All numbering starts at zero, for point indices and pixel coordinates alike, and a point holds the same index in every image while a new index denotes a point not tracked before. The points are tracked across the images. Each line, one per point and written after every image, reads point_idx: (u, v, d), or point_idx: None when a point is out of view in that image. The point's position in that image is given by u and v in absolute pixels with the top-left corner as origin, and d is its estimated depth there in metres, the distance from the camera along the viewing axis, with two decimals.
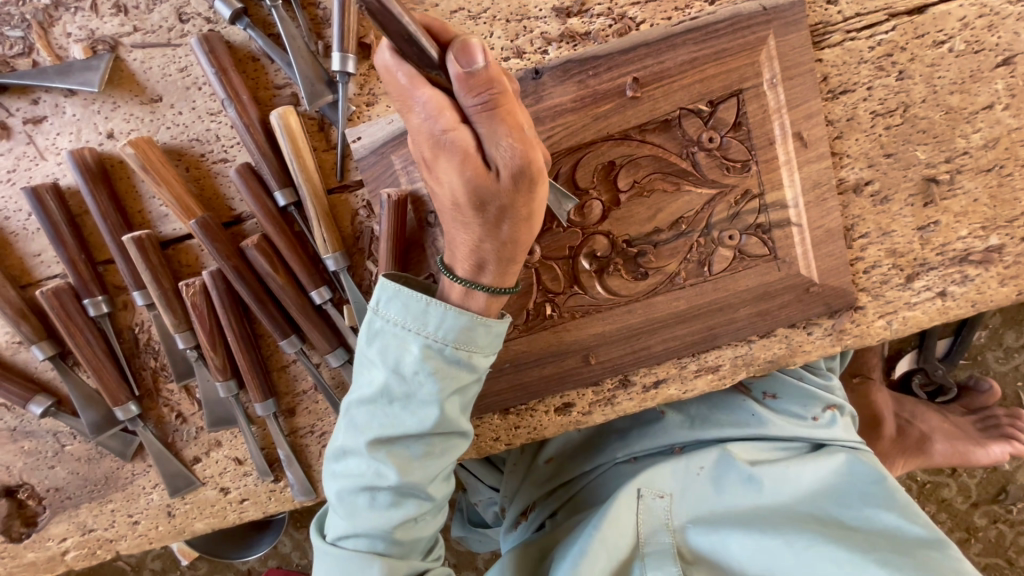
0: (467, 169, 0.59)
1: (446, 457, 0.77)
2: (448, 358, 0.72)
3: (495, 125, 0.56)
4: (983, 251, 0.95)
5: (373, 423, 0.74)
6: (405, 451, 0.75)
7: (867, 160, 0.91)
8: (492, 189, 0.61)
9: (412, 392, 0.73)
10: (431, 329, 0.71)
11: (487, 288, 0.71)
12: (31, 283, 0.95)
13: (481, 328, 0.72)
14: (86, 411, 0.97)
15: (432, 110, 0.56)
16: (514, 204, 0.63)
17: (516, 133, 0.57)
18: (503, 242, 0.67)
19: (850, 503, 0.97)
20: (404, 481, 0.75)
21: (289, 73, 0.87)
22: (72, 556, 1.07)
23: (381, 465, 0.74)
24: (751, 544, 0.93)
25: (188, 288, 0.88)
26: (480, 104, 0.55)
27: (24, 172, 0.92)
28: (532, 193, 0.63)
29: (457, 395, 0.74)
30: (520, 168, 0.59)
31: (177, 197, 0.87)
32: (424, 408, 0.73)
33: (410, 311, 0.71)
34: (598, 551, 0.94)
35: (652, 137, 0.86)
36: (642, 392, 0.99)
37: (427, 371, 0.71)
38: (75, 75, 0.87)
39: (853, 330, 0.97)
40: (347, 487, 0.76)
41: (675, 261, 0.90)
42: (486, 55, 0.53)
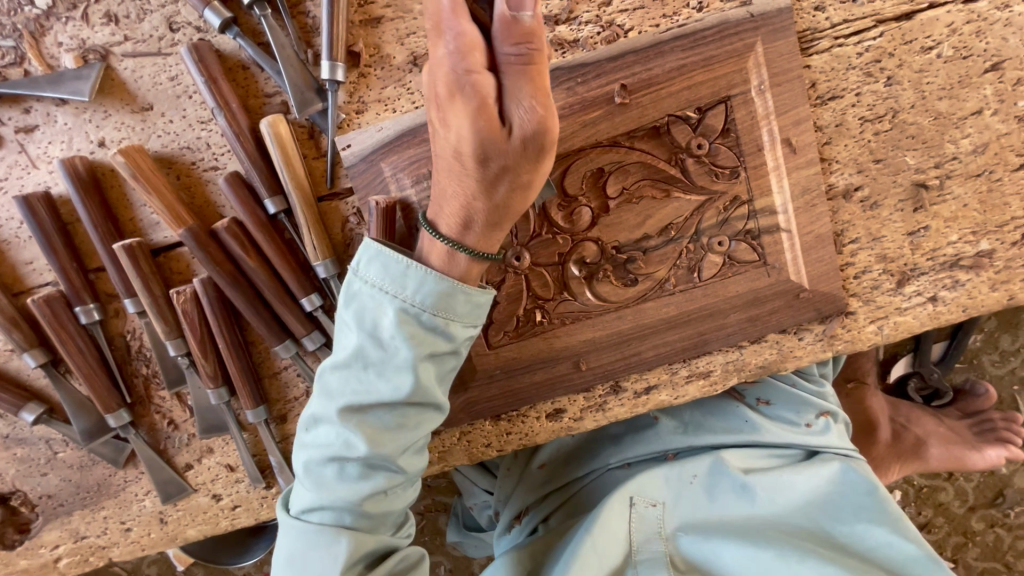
0: (481, 118, 0.58)
1: (419, 429, 0.77)
2: (424, 323, 0.72)
3: (522, 80, 0.57)
4: (973, 256, 0.95)
5: (345, 391, 0.74)
6: (376, 421, 0.75)
7: (856, 166, 0.91)
8: (500, 147, 0.61)
9: (387, 358, 0.72)
10: (409, 293, 0.71)
11: (469, 250, 0.71)
12: (23, 291, 0.95)
13: (459, 295, 0.72)
14: (78, 418, 0.97)
15: (462, 49, 0.56)
16: (517, 166, 0.63)
17: (538, 91, 0.58)
18: (494, 204, 0.68)
19: (843, 517, 0.98)
20: (374, 452, 0.74)
21: (279, 82, 0.88)
22: (65, 564, 1.07)
23: (350, 435, 0.74)
24: (745, 556, 0.93)
25: (179, 295, 0.89)
26: (515, 53, 0.55)
27: (16, 181, 0.92)
28: (536, 162, 0.64)
29: (432, 363, 0.74)
30: (534, 134, 0.60)
31: (168, 207, 0.87)
32: (399, 374, 0.73)
33: (389, 274, 0.72)
34: (590, 557, 0.94)
35: (640, 144, 0.86)
36: (633, 398, 0.99)
37: (403, 337, 0.71)
38: (66, 84, 0.88)
39: (844, 335, 0.97)
40: (315, 457, 0.76)
41: (664, 267, 0.90)
42: (536, 7, 0.54)
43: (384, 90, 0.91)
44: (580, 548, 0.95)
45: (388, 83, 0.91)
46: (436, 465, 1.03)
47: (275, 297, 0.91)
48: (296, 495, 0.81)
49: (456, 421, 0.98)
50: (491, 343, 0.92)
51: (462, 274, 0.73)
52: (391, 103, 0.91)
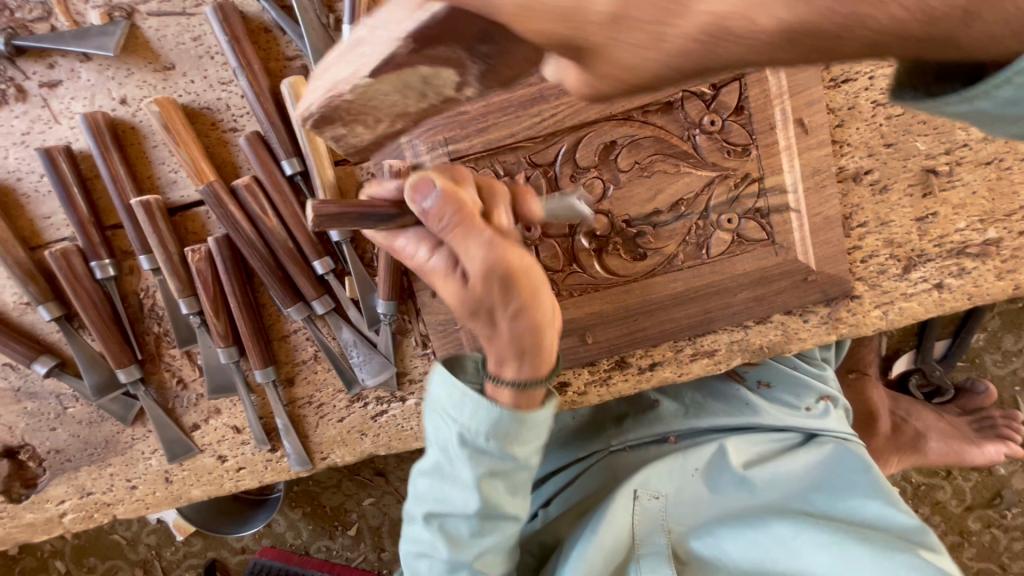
0: (451, 281, 0.62)
1: (498, 534, 0.80)
2: (487, 448, 0.72)
3: (464, 236, 0.59)
4: (980, 244, 0.95)
5: (428, 497, 0.80)
6: (455, 529, 0.79)
7: (867, 149, 0.92)
8: (479, 293, 0.61)
9: (457, 475, 0.76)
10: (468, 420, 0.71)
11: (513, 383, 0.68)
12: (40, 244, 0.97)
13: (518, 422, 0.71)
14: (89, 373, 0.99)
15: (413, 245, 0.63)
16: (524, 304, 0.63)
17: (482, 239, 0.59)
18: (516, 338, 0.65)
19: (838, 494, 0.99)
20: (455, 556, 0.79)
21: (301, 45, 0.89)
22: (70, 519, 1.08)
23: (434, 539, 0.80)
24: (745, 543, 0.95)
25: (194, 253, 0.91)
26: (445, 225, 0.58)
27: (38, 136, 0.93)
28: (520, 287, 0.62)
29: (498, 479, 0.75)
30: (494, 265, 0.59)
31: (192, 159, 0.89)
32: (468, 492, 0.76)
33: (454, 402, 0.72)
34: (595, 559, 0.93)
35: (654, 118, 0.88)
36: (637, 374, 1.00)
37: (468, 460, 0.73)
38: (90, 39, 0.89)
39: (848, 319, 0.98)
40: (408, 551, 0.84)
41: (673, 243, 0.92)
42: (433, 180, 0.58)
43: None
44: (587, 550, 0.94)
45: None
46: None
47: (288, 259, 0.92)
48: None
49: None
50: None
51: (514, 402, 0.70)
52: None
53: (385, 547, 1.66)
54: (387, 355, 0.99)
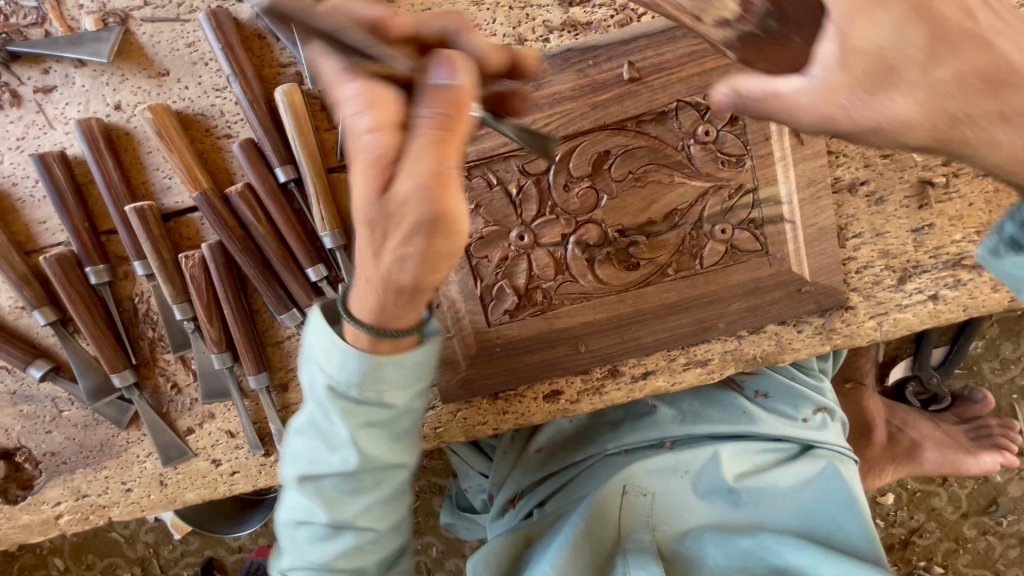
0: (374, 176, 0.52)
1: (381, 487, 0.77)
2: (357, 398, 0.70)
3: (419, 144, 0.49)
4: (976, 256, 0.95)
5: (303, 457, 0.77)
6: (331, 487, 0.76)
7: (863, 160, 0.92)
8: (396, 214, 0.52)
9: (333, 430, 0.73)
10: (335, 370, 0.69)
11: (371, 329, 0.66)
12: (35, 249, 0.97)
13: (384, 367, 0.68)
14: (84, 377, 0.99)
15: (360, 104, 0.51)
16: (431, 250, 0.54)
17: (426, 150, 0.49)
18: (397, 284, 0.58)
19: (823, 519, 1.01)
20: (332, 516, 0.77)
21: (295, 53, 0.89)
22: (65, 521, 1.09)
23: (310, 500, 0.77)
24: (728, 547, 0.98)
25: (187, 259, 0.91)
26: (417, 119, 0.50)
27: (32, 141, 0.94)
28: (439, 235, 0.54)
29: (374, 428, 0.73)
30: (431, 203, 0.51)
31: (186, 166, 0.89)
32: (343, 446, 0.73)
33: (320, 348, 0.70)
34: (580, 539, 0.99)
35: (649, 128, 0.87)
36: (630, 382, 1.00)
37: (338, 410, 0.71)
38: (85, 46, 0.89)
39: (843, 330, 0.98)
40: (287, 523, 0.81)
41: (666, 253, 0.91)
42: (452, 76, 0.50)
43: None
44: (573, 531, 1.00)
45: None
46: (431, 441, 1.04)
47: (281, 266, 0.92)
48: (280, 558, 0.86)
49: (454, 398, 0.99)
50: (490, 321, 0.94)
51: (371, 348, 0.68)
52: None
53: None
54: None
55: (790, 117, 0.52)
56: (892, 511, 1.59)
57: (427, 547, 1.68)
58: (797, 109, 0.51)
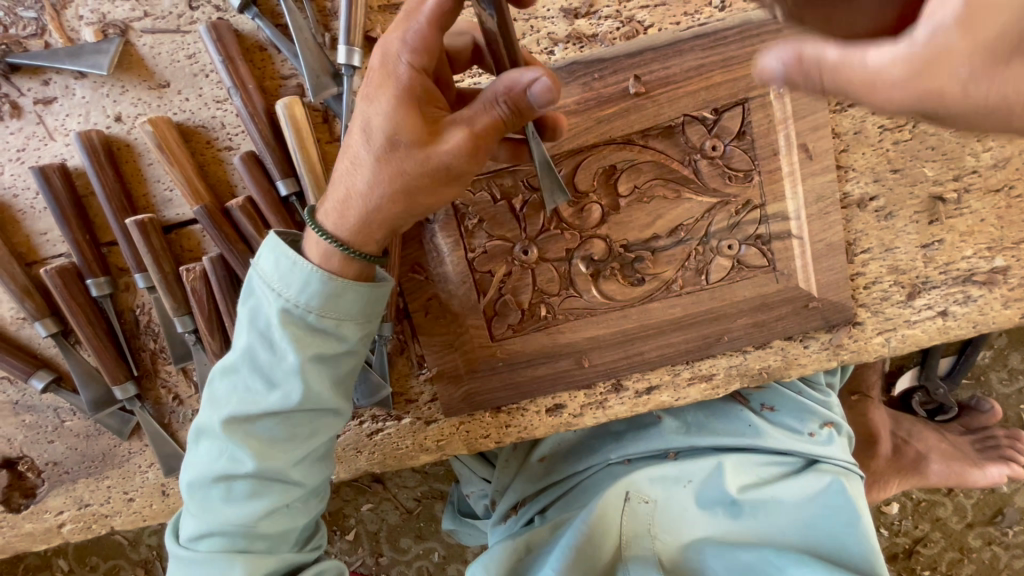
0: (401, 109, 0.62)
1: (313, 436, 0.78)
2: (312, 325, 0.72)
3: (479, 117, 0.61)
4: (987, 272, 0.93)
5: (234, 397, 0.75)
6: (262, 434, 0.76)
7: (873, 175, 0.90)
8: (403, 145, 0.62)
9: (276, 365, 0.73)
10: (295, 293, 0.71)
11: (343, 247, 0.70)
12: (36, 261, 0.96)
13: (346, 293, 0.72)
14: (86, 388, 0.99)
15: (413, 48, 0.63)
16: (416, 191, 0.65)
17: (477, 125, 0.61)
18: (373, 205, 0.67)
19: (828, 534, 1.01)
20: (261, 466, 0.75)
21: (296, 65, 0.88)
22: (68, 529, 1.10)
23: (236, 449, 0.75)
24: (728, 558, 0.99)
25: (188, 273, 0.90)
26: (494, 102, 0.60)
27: (33, 152, 0.93)
28: (430, 187, 0.65)
29: (322, 364, 0.74)
30: (445, 164, 0.62)
31: (187, 179, 0.88)
32: (287, 383, 0.73)
33: (279, 270, 0.71)
34: (582, 547, 1.00)
35: (655, 143, 0.86)
36: (634, 398, 0.99)
37: (288, 339, 0.71)
38: (85, 57, 0.88)
39: (849, 346, 0.96)
40: (201, 478, 0.77)
41: (672, 269, 0.90)
42: (546, 100, 0.59)
43: None
44: (575, 537, 1.01)
45: None
46: (434, 454, 1.04)
47: None
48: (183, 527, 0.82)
49: (457, 412, 0.98)
50: (493, 335, 0.94)
51: (337, 270, 0.71)
52: None
53: (383, 552, 1.68)
54: (383, 374, 0.97)
55: (869, 93, 0.44)
56: (897, 521, 1.58)
57: (428, 553, 1.68)
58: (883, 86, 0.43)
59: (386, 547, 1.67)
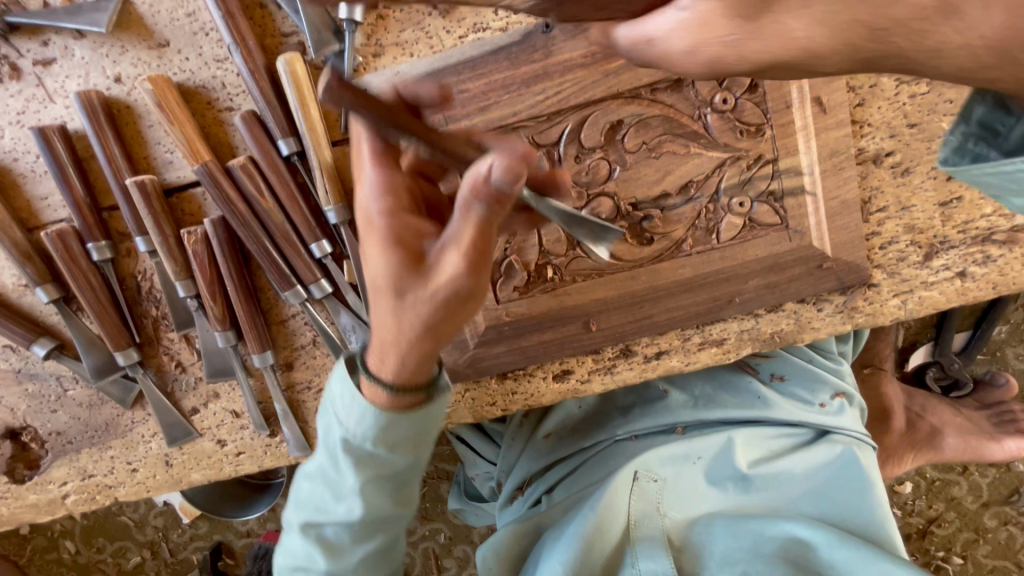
0: (392, 255, 0.60)
1: (383, 537, 0.77)
2: (370, 451, 0.69)
3: (460, 236, 0.56)
4: (1007, 231, 0.91)
5: (308, 505, 0.76)
6: (332, 538, 0.75)
7: (888, 130, 0.87)
8: (412, 285, 0.59)
9: (340, 483, 0.72)
10: (354, 424, 0.68)
11: (389, 387, 0.66)
12: (38, 226, 0.96)
13: (404, 423, 0.68)
14: (88, 355, 0.98)
15: (376, 190, 0.65)
16: (443, 321, 0.62)
17: (465, 243, 0.57)
18: (408, 345, 0.63)
19: (840, 501, 0.98)
20: (332, 566, 0.76)
21: (297, 20, 0.86)
22: (72, 500, 1.09)
23: (309, 551, 0.75)
24: (743, 535, 0.94)
25: (190, 236, 0.89)
26: (463, 208, 0.54)
27: (33, 115, 0.92)
28: (459, 311, 0.61)
29: (383, 481, 0.72)
30: (458, 287, 0.58)
31: (187, 139, 0.87)
32: (350, 498, 0.72)
33: (342, 399, 0.69)
34: (593, 537, 0.95)
35: (663, 96, 0.84)
36: (643, 362, 0.97)
37: (350, 463, 0.70)
38: (83, 15, 0.87)
39: (864, 309, 0.94)
40: (283, 566, 0.79)
41: (682, 227, 0.88)
42: (518, 178, 0.52)
43: (402, 33, 0.88)
44: (585, 527, 0.96)
45: (406, 26, 0.88)
46: (440, 423, 1.02)
47: (284, 242, 0.90)
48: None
49: (463, 377, 0.96)
50: (498, 299, 0.92)
51: (389, 404, 0.67)
52: (409, 47, 0.88)
53: None
54: None
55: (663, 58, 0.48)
56: (910, 501, 1.56)
57: (434, 534, 1.66)
58: (672, 54, 0.48)
59: None
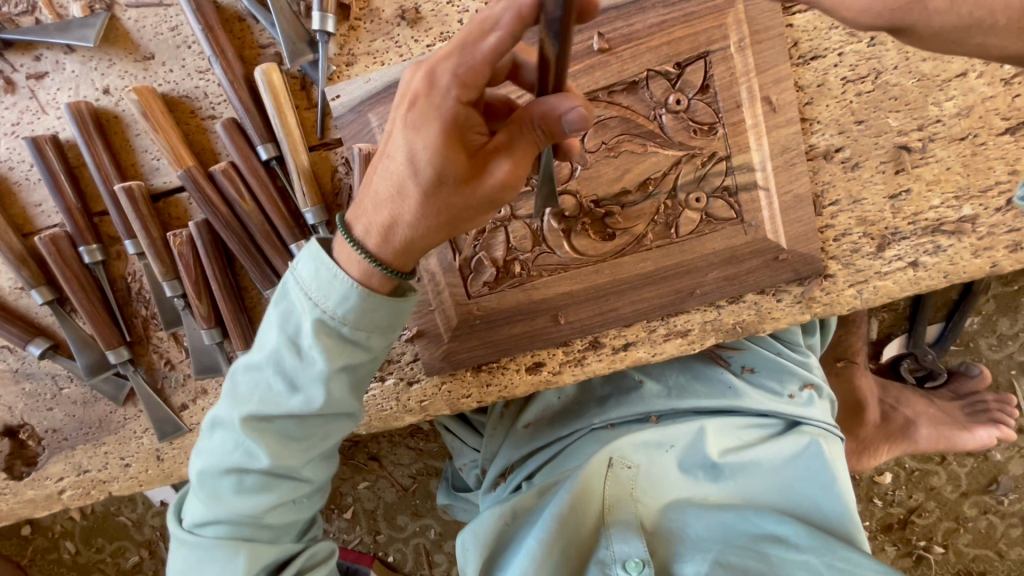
0: (451, 150, 0.62)
1: (326, 439, 0.81)
2: (344, 336, 0.75)
3: (518, 148, 0.64)
4: (956, 222, 0.94)
5: (255, 396, 0.77)
6: (280, 431, 0.78)
7: (837, 126, 0.91)
8: (455, 181, 0.64)
9: (302, 369, 0.75)
10: (331, 304, 0.72)
11: (384, 267, 0.71)
12: (32, 232, 1.01)
13: (377, 310, 0.74)
14: (81, 354, 1.03)
15: (464, 82, 0.60)
16: (460, 217, 0.68)
17: (519, 155, 0.64)
18: (422, 225, 0.68)
19: (806, 496, 1.02)
20: (275, 464, 0.78)
21: (273, 33, 0.91)
22: (68, 495, 1.13)
23: (252, 445, 0.77)
24: (713, 524, 0.98)
25: (175, 237, 0.93)
26: (532, 128, 0.63)
27: (27, 126, 0.97)
28: (479, 209, 0.69)
29: (345, 374, 0.77)
30: (493, 195, 0.66)
31: (171, 146, 0.91)
32: (311, 388, 0.76)
33: (317, 282, 0.73)
34: (566, 515, 0.99)
35: (620, 98, 0.88)
36: (612, 353, 1.01)
37: (319, 348, 0.73)
38: (73, 31, 0.93)
39: (822, 299, 0.98)
40: (214, 467, 0.79)
41: (642, 223, 0.92)
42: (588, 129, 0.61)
43: (373, 43, 0.94)
44: (559, 506, 1.00)
45: (377, 36, 0.93)
46: (418, 415, 1.06)
47: (264, 241, 0.94)
48: (188, 511, 0.84)
49: (438, 370, 1.01)
50: (469, 293, 0.96)
51: (371, 287, 0.73)
52: (380, 56, 0.93)
53: (380, 530, 1.71)
54: None
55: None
56: (890, 491, 1.58)
57: (425, 529, 1.70)
58: None
59: (383, 524, 1.70)
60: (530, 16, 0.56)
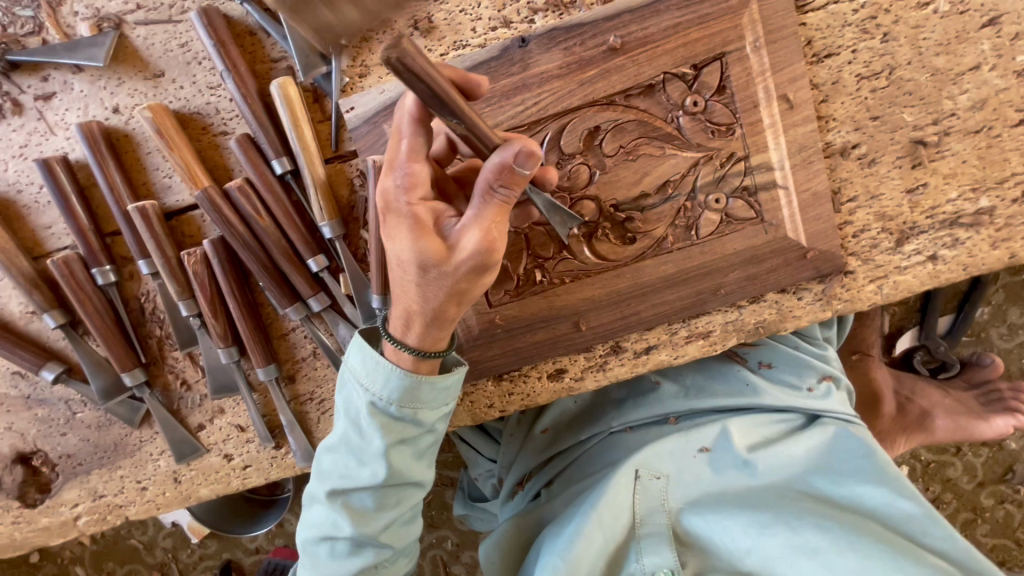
0: (421, 240, 0.64)
1: (401, 506, 0.82)
2: (394, 414, 0.76)
3: (483, 213, 0.63)
4: (973, 214, 0.94)
5: (333, 473, 0.81)
6: (359, 504, 0.80)
7: (853, 123, 0.92)
8: (440, 263, 0.64)
9: (365, 445, 0.78)
10: (379, 387, 0.75)
11: (414, 351, 0.74)
12: (43, 254, 0.99)
13: (425, 386, 0.75)
14: (96, 377, 1.01)
15: (407, 182, 0.65)
16: (462, 289, 0.67)
17: (486, 220, 0.63)
18: (432, 309, 0.69)
19: (840, 481, 1.00)
20: (358, 531, 0.80)
21: (286, 46, 0.91)
22: (83, 522, 1.10)
23: (336, 516, 0.80)
24: (746, 521, 0.96)
25: (190, 256, 0.92)
26: (490, 191, 0.62)
27: (35, 147, 0.96)
28: (480, 279, 0.67)
29: (404, 446, 0.78)
30: (480, 259, 0.64)
31: (185, 164, 0.90)
32: (374, 462, 0.78)
33: (364, 367, 0.76)
34: (592, 531, 0.98)
35: (637, 102, 0.88)
36: (633, 358, 1.00)
37: (375, 427, 0.76)
38: (82, 51, 0.92)
39: (843, 295, 0.97)
40: (309, 537, 0.83)
41: (661, 225, 0.92)
42: (535, 164, 0.61)
43: None
44: (585, 523, 0.98)
45: None
46: None
47: (283, 260, 0.93)
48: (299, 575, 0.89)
49: None
50: (490, 301, 0.95)
51: (410, 368, 0.75)
52: None
53: None
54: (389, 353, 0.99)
55: None
56: None
57: (441, 540, 1.68)
58: None
59: None
60: (425, 114, 0.65)
